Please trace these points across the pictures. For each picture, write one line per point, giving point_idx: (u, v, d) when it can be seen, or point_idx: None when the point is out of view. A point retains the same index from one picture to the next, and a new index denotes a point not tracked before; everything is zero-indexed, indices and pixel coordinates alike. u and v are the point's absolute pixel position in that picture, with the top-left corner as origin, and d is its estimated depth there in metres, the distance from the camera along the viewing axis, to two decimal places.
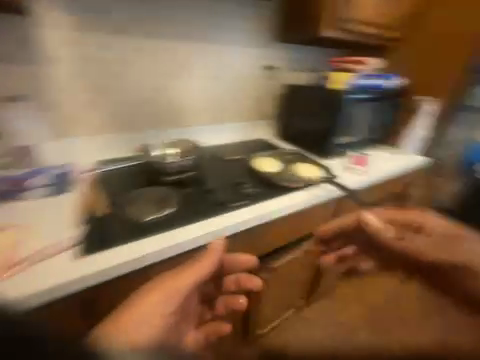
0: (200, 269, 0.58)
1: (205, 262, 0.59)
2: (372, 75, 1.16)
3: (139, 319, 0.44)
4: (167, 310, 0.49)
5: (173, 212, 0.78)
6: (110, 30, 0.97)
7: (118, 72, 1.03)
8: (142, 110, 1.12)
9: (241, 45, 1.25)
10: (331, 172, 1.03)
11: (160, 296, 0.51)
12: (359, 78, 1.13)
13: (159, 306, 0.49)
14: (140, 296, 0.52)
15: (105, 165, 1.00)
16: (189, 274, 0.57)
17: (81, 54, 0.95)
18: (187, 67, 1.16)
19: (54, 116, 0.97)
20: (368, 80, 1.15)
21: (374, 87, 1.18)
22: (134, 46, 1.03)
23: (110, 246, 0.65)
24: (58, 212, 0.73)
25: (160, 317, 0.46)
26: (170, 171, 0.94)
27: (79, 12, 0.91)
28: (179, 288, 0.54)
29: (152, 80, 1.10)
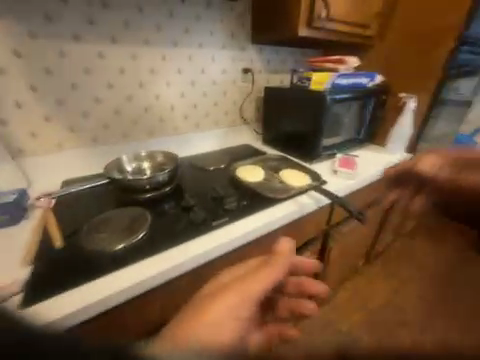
0: (268, 277, 0.59)
1: (273, 268, 0.61)
2: (353, 74, 1.14)
3: (213, 322, 0.47)
4: (238, 314, 0.51)
5: (146, 236, 0.67)
6: (66, 35, 0.87)
7: (80, 82, 0.93)
8: (114, 121, 1.06)
9: (216, 49, 1.19)
10: (318, 177, 0.96)
11: (233, 299, 0.54)
12: (340, 77, 1.11)
13: (229, 308, 0.52)
14: (211, 298, 0.55)
15: (66, 187, 0.85)
16: (259, 281, 0.58)
17: (34, 63, 0.84)
18: (158, 73, 1.08)
19: (12, 133, 0.88)
20: (349, 79, 1.13)
21: (355, 87, 1.16)
22: (96, 52, 0.93)
23: (73, 285, 0.53)
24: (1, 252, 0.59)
25: (232, 321, 0.50)
26: (146, 188, 0.85)
27: (24, 16, 0.80)
28: (250, 293, 0.56)
29: (121, 89, 1.02)
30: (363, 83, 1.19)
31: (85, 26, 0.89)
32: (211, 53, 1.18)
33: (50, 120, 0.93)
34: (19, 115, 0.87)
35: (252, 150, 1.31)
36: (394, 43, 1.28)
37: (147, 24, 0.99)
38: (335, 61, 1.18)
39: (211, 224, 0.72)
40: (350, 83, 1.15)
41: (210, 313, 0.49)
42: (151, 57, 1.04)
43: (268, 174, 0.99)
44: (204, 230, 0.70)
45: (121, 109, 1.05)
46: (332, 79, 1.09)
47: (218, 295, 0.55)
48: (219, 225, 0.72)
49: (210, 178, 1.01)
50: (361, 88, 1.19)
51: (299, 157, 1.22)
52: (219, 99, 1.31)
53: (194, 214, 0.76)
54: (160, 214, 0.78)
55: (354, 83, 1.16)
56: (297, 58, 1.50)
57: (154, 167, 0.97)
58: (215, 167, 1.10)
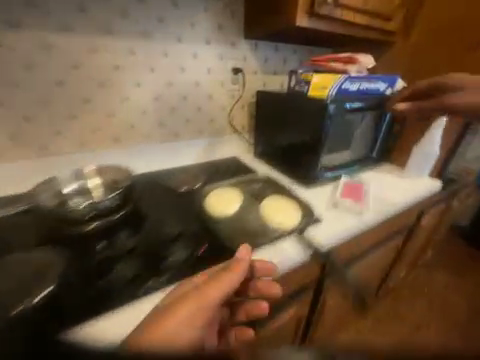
0: (227, 282, 0.49)
1: (235, 270, 0.51)
2: (366, 76, 0.89)
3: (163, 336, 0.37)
4: (195, 324, 0.42)
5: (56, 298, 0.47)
6: None
7: (20, 80, 0.76)
8: (68, 127, 0.88)
9: (198, 44, 0.98)
10: (311, 212, 0.74)
11: (188, 310, 0.44)
12: (352, 80, 0.86)
13: (184, 320, 0.42)
14: (161, 314, 0.44)
15: None
16: (219, 286, 0.48)
17: None
18: (122, 71, 0.88)
19: None
20: (361, 83, 0.88)
21: (365, 93, 0.92)
22: (40, 43, 0.75)
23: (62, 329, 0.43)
24: None
25: (188, 330, 0.40)
26: (83, 219, 0.67)
27: None
28: (208, 302, 0.46)
29: (74, 89, 0.84)
30: (377, 89, 0.95)
31: (24, 10, 0.70)
32: (192, 48, 0.97)
33: None
34: None
35: (239, 165, 1.09)
36: (422, 41, 1.02)
37: (107, 11, 0.80)
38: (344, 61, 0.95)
39: (140, 289, 0.52)
40: (362, 88, 0.90)
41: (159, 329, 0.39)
42: (114, 51, 0.85)
43: (246, 204, 0.77)
44: (132, 295, 0.51)
45: (77, 113, 0.88)
46: (339, 83, 0.85)
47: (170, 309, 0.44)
48: (151, 290, 0.52)
49: (176, 205, 0.81)
50: (375, 95, 0.95)
51: (292, 179, 1.00)
52: (204, 103, 1.11)
53: (124, 268, 0.57)
54: (88, 260, 0.59)
55: (366, 88, 0.91)
56: (300, 57, 1.27)
57: (105, 188, 0.79)
58: (188, 188, 0.89)
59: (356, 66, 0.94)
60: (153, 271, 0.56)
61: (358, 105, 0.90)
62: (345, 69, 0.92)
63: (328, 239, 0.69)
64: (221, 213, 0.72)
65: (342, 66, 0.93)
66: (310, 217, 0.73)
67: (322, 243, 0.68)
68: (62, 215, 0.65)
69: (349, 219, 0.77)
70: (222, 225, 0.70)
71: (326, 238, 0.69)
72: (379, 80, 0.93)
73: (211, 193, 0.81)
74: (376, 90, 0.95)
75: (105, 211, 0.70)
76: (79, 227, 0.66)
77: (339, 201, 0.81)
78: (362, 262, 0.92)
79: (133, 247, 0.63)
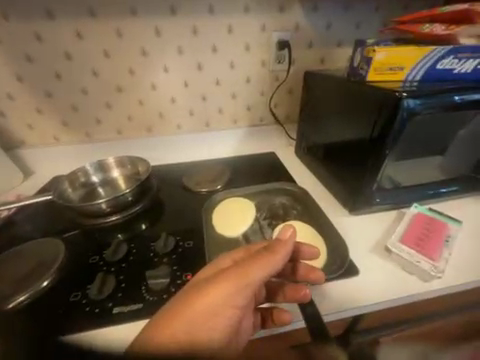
0: (272, 264, 0.43)
1: (279, 255, 0.43)
2: (474, 48, 0.55)
3: (199, 317, 0.41)
4: (232, 302, 0.43)
5: (42, 296, 0.49)
6: (40, 12, 0.74)
7: (62, 70, 0.81)
8: (105, 115, 0.91)
9: (234, 14, 0.82)
10: (340, 262, 0.55)
11: (229, 287, 0.42)
12: (443, 59, 0.55)
13: (224, 297, 0.42)
14: (206, 274, 0.45)
15: (31, 195, 0.77)
16: (261, 267, 0.43)
17: (15, 48, 0.76)
18: (151, 55, 0.84)
19: (5, 125, 0.86)
20: (459, 63, 0.56)
21: (462, 81, 0.58)
22: (76, 32, 0.77)
23: (58, 331, 0.44)
24: None
25: (224, 309, 0.43)
26: (101, 213, 0.66)
27: None
28: (249, 282, 0.43)
29: (108, 76, 0.85)
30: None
31: None
32: (225, 21, 0.83)
33: (41, 112, 0.87)
34: (13, 107, 0.84)
35: (274, 165, 0.91)
36: None
37: None
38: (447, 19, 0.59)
39: (111, 311, 0.46)
40: (459, 73, 0.57)
41: (201, 305, 0.41)
42: (142, 32, 0.80)
43: (258, 225, 0.63)
44: (106, 315, 0.45)
45: (111, 102, 0.89)
46: (422, 63, 0.56)
47: (212, 281, 0.42)
48: (123, 314, 0.45)
49: (187, 208, 0.73)
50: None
51: (333, 194, 0.76)
52: (239, 87, 0.94)
53: (106, 279, 0.50)
54: (84, 256, 0.58)
55: (469, 72, 0.57)
56: (380, 19, 0.90)
57: (125, 180, 0.77)
58: (208, 190, 0.80)
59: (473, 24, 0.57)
60: (131, 291, 0.48)
61: (459, 98, 0.56)
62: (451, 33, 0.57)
63: (334, 311, 0.49)
64: (224, 231, 0.61)
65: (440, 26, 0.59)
66: (336, 270, 0.54)
67: (326, 312, 0.49)
68: (80, 208, 0.64)
69: (387, 286, 0.52)
70: (222, 249, 0.58)
71: (333, 309, 0.49)
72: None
73: (223, 201, 0.69)
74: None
75: (121, 205, 0.68)
76: (96, 220, 0.66)
77: (392, 245, 0.57)
78: (424, 327, 0.65)
79: (127, 252, 0.57)
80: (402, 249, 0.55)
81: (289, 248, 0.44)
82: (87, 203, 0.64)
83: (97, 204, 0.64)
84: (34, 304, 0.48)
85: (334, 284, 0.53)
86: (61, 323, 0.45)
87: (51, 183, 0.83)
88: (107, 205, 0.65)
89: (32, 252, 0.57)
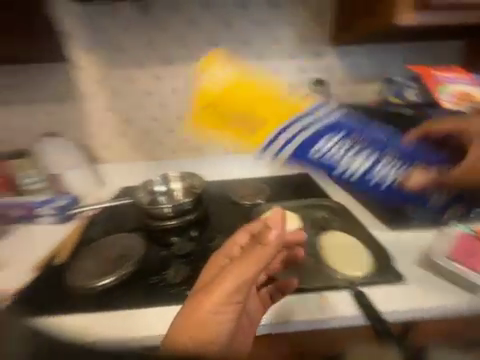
0: (263, 256, 0.45)
1: (268, 246, 0.45)
2: (367, 146, 0.61)
3: (208, 313, 0.43)
4: (235, 297, 0.45)
5: (130, 276, 0.63)
6: (131, 63, 0.97)
7: (138, 103, 1.01)
8: (166, 139, 1.07)
9: (278, 59, 1.00)
10: (390, 268, 0.64)
11: (231, 281, 0.45)
12: (333, 139, 0.61)
13: (223, 295, 0.44)
14: (206, 278, 0.48)
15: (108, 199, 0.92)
16: (255, 259, 0.45)
17: (108, 87, 0.99)
18: None
19: (87, 145, 1.05)
20: (345, 145, 0.62)
21: (361, 183, 0.62)
22: (155, 75, 0.99)
23: (146, 303, 0.58)
24: (40, 249, 0.74)
25: (230, 302, 0.45)
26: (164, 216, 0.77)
27: (104, 50, 0.95)
28: (248, 274, 0.45)
29: (174, 108, 1.04)
30: (407, 158, 0.60)
31: (147, 53, 0.96)
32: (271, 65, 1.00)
33: (116, 136, 1.05)
34: (97, 131, 1.04)
35: None
36: None
37: (203, 43, 0.97)
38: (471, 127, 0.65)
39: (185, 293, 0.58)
40: (341, 169, 0.63)
41: (206, 305, 0.44)
42: None
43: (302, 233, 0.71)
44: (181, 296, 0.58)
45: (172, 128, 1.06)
46: (298, 126, 0.62)
47: (214, 280, 0.45)
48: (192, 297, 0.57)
49: (234, 218, 0.82)
50: (409, 172, 0.60)
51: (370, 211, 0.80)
52: None
53: (177, 267, 0.64)
54: (153, 251, 0.68)
55: (363, 174, 0.61)
56: (405, 60, 1.03)
57: (184, 192, 0.90)
58: (251, 202, 0.88)
59: (436, 180, 0.61)
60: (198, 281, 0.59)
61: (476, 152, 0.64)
62: (462, 126, 0.65)
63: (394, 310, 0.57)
64: None
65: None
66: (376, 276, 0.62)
67: (387, 311, 0.57)
68: (150, 210, 0.77)
69: (426, 296, 0.59)
70: None
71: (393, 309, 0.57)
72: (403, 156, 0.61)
73: (267, 211, 0.78)
74: (403, 163, 0.60)
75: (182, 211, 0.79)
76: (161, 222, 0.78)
77: (439, 259, 0.62)
78: None
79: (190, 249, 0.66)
80: (450, 263, 0.61)
81: (281, 231, 0.46)
82: (157, 206, 0.77)
83: (164, 209, 0.76)
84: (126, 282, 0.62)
85: (389, 286, 0.61)
86: (147, 298, 0.59)
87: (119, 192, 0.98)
88: (170, 210, 0.77)
89: (118, 243, 0.72)
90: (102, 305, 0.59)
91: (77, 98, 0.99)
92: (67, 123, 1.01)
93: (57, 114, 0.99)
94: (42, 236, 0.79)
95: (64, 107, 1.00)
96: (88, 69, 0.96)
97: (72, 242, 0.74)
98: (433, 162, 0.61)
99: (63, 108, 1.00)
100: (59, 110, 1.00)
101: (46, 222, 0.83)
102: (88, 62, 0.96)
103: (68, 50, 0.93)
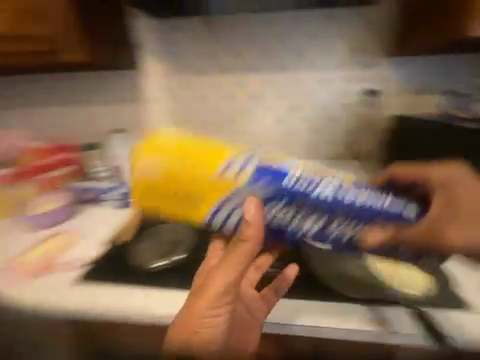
0: (244, 252, 0.39)
1: (251, 240, 0.38)
2: (314, 209, 0.42)
3: (199, 318, 0.39)
4: (226, 296, 0.40)
5: (180, 260, 0.68)
6: (190, 70, 1.04)
7: (191, 107, 1.08)
8: None
9: (331, 69, 1.00)
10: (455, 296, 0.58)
11: (218, 284, 0.39)
12: (274, 205, 0.41)
13: (214, 295, 0.39)
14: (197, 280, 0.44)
15: None
16: (237, 255, 0.39)
17: (167, 92, 1.07)
18: (259, 97, 1.04)
19: (142, 143, 1.13)
20: (290, 211, 0.42)
21: (311, 246, 0.52)
22: (210, 82, 1.04)
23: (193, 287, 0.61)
24: (107, 227, 0.85)
25: (219, 304, 0.40)
26: None
27: (168, 58, 1.03)
28: (233, 272, 0.39)
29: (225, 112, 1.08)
30: (364, 214, 0.42)
31: (205, 61, 1.02)
32: (323, 75, 1.01)
33: None
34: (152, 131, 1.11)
35: None
36: None
37: (256, 53, 1.01)
38: (434, 181, 0.54)
39: None
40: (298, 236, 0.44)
41: (196, 310, 0.39)
42: (254, 82, 1.03)
43: None
44: None
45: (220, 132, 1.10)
46: (235, 202, 0.41)
47: (201, 285, 0.40)
48: None
49: None
50: (363, 231, 0.43)
51: None
52: (328, 126, 1.05)
53: None
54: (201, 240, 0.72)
55: (319, 235, 0.44)
56: (471, 72, 0.96)
57: None
58: None
59: (401, 241, 0.43)
60: None
61: None
62: (409, 178, 0.54)
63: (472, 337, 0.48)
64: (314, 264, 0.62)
65: (455, 170, 0.56)
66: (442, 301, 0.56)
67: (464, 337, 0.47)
68: None
69: None
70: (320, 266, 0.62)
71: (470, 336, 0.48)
72: (355, 210, 0.42)
73: None
74: (358, 222, 0.42)
75: None
76: None
77: None
78: None
79: None
80: None
81: (259, 226, 0.38)
82: None
83: None
84: (175, 266, 0.67)
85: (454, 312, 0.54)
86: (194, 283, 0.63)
87: None
88: None
89: (167, 230, 0.76)
90: (150, 283, 0.64)
91: (139, 100, 1.08)
92: (128, 123, 1.11)
93: (121, 114, 1.10)
94: (107, 217, 0.90)
95: (126, 108, 1.09)
96: (151, 75, 1.06)
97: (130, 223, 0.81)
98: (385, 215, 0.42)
99: (126, 109, 1.09)
100: (122, 110, 1.10)
101: (111, 205, 0.95)
102: (151, 69, 1.05)
103: (137, 58, 1.03)
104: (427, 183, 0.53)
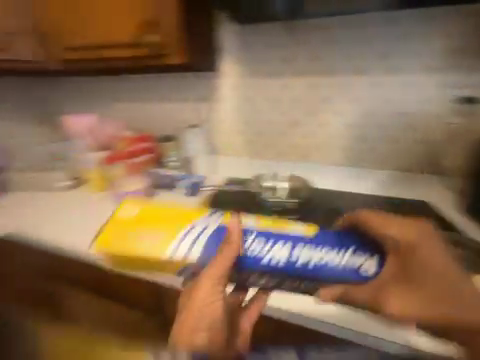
0: (228, 257, 0.44)
1: (234, 245, 0.45)
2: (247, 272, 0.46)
3: (196, 317, 0.44)
4: (217, 295, 0.45)
5: None
6: (264, 73, 1.09)
7: (260, 107, 1.13)
8: (276, 141, 1.16)
9: (418, 73, 0.92)
10: None
11: (206, 285, 0.44)
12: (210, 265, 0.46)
13: (206, 297, 0.44)
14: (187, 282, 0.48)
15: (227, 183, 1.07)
16: (223, 259, 0.44)
17: (239, 92, 1.15)
18: (330, 101, 1.04)
19: (211, 138, 1.24)
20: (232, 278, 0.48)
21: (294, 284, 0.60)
22: (281, 84, 1.08)
23: None
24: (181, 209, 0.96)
25: (212, 302, 0.45)
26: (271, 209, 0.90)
27: (245, 61, 1.10)
28: (221, 275, 0.44)
29: (292, 113, 1.10)
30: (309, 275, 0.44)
31: (280, 64, 1.06)
32: (407, 79, 0.93)
33: (235, 133, 1.21)
34: (222, 128, 1.22)
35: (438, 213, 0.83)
36: None
37: (336, 56, 0.99)
38: (407, 238, 0.43)
39: None
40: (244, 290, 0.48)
41: (192, 310, 0.44)
42: (328, 85, 1.02)
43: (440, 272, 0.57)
44: None
45: (285, 132, 1.13)
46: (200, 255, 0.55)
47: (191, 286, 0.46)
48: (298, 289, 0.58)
49: None
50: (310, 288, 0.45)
51: None
52: (406, 133, 0.97)
53: None
54: None
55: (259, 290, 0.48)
56: None
57: (288, 192, 0.95)
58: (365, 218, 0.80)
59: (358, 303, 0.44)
60: None
61: None
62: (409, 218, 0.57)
63: None
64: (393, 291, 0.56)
65: (418, 229, 0.44)
66: None
67: None
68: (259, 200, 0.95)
69: None
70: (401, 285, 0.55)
71: None
72: (295, 270, 0.44)
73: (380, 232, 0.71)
74: (301, 282, 0.45)
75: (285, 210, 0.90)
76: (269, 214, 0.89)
77: None
78: None
79: None
80: None
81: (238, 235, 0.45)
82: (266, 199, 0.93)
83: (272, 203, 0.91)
84: None
85: None
86: None
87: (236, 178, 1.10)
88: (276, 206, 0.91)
89: None
90: None
91: (213, 99, 1.19)
92: (201, 118, 1.23)
93: (196, 110, 1.23)
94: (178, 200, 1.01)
95: (201, 105, 1.21)
96: (227, 77, 1.14)
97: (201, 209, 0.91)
98: (354, 277, 0.44)
99: (200, 106, 1.21)
100: (198, 107, 1.22)
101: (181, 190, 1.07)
102: (228, 71, 1.14)
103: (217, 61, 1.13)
104: (393, 234, 0.43)
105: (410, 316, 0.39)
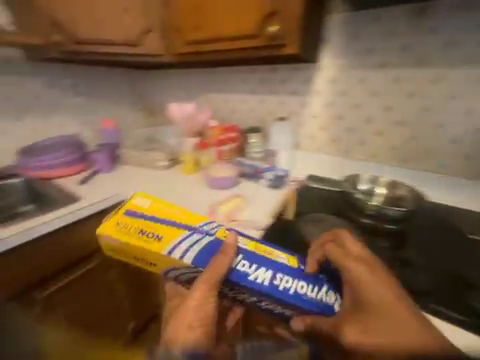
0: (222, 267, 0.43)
1: (229, 254, 0.44)
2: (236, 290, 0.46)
3: (186, 317, 0.42)
4: (210, 300, 0.43)
5: None
6: (373, 65, 0.99)
7: (359, 103, 1.05)
8: (371, 140, 1.08)
9: None
10: None
11: (201, 289, 0.42)
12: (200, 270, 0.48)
13: (200, 299, 0.42)
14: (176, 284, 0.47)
15: (312, 181, 1.03)
16: (217, 267, 0.43)
17: (337, 87, 1.08)
18: (453, 100, 0.90)
19: (297, 132, 1.22)
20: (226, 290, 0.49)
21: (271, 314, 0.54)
22: (392, 78, 0.97)
23: None
24: (268, 201, 0.95)
25: (204, 304, 0.43)
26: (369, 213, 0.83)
27: (350, 52, 1.01)
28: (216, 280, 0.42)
29: (399, 112, 1.00)
30: (295, 301, 0.44)
31: (395, 56, 0.95)
32: None
33: (324, 129, 1.17)
34: (311, 122, 1.19)
35: None
36: None
37: None
38: (358, 271, 0.44)
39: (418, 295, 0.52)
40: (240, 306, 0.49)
41: (184, 313, 0.42)
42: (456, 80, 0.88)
43: None
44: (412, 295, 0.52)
45: (383, 132, 1.05)
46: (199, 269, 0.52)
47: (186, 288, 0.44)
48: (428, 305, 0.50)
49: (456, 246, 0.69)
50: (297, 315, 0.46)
51: None
52: None
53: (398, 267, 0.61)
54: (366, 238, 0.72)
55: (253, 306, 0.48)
56: None
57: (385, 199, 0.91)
58: None
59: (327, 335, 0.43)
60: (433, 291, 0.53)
61: None
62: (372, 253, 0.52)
63: None
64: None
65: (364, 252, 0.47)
66: None
67: None
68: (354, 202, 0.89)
69: None
70: None
71: None
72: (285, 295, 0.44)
73: None
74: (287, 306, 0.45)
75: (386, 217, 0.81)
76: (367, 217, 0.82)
77: None
78: None
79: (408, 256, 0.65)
80: None
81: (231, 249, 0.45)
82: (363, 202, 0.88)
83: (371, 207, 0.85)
84: None
85: None
86: None
87: (321, 178, 1.04)
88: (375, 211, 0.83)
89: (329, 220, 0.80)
90: None
91: (306, 93, 1.15)
92: (289, 112, 1.22)
93: (285, 103, 1.22)
94: (262, 193, 1.01)
95: (292, 99, 1.19)
96: (325, 70, 1.09)
97: (293, 204, 0.94)
98: (326, 313, 0.45)
99: (291, 99, 1.20)
100: (287, 100, 1.21)
101: (264, 183, 1.07)
102: (328, 64, 1.07)
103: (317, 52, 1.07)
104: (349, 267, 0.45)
105: (359, 350, 0.39)
